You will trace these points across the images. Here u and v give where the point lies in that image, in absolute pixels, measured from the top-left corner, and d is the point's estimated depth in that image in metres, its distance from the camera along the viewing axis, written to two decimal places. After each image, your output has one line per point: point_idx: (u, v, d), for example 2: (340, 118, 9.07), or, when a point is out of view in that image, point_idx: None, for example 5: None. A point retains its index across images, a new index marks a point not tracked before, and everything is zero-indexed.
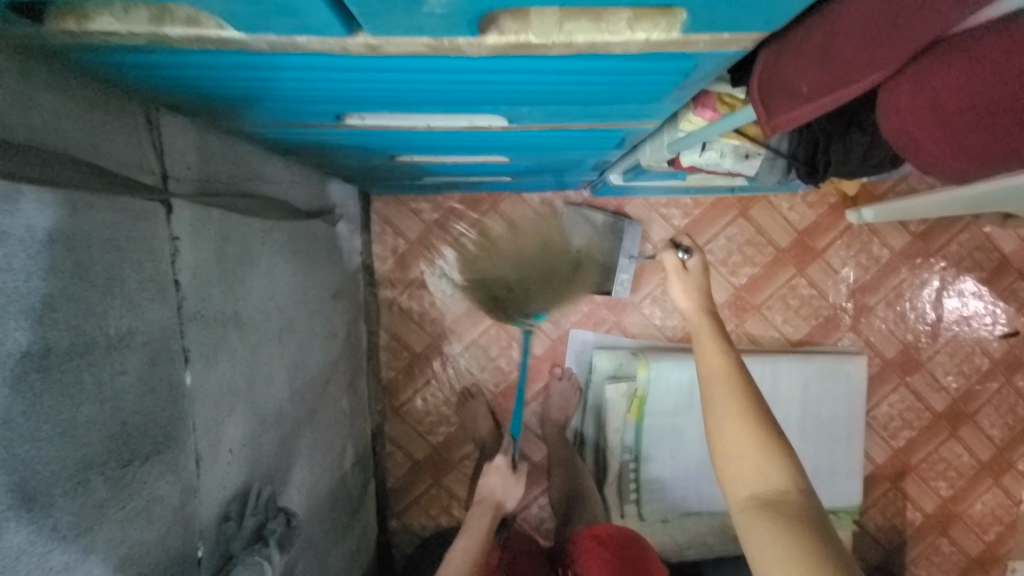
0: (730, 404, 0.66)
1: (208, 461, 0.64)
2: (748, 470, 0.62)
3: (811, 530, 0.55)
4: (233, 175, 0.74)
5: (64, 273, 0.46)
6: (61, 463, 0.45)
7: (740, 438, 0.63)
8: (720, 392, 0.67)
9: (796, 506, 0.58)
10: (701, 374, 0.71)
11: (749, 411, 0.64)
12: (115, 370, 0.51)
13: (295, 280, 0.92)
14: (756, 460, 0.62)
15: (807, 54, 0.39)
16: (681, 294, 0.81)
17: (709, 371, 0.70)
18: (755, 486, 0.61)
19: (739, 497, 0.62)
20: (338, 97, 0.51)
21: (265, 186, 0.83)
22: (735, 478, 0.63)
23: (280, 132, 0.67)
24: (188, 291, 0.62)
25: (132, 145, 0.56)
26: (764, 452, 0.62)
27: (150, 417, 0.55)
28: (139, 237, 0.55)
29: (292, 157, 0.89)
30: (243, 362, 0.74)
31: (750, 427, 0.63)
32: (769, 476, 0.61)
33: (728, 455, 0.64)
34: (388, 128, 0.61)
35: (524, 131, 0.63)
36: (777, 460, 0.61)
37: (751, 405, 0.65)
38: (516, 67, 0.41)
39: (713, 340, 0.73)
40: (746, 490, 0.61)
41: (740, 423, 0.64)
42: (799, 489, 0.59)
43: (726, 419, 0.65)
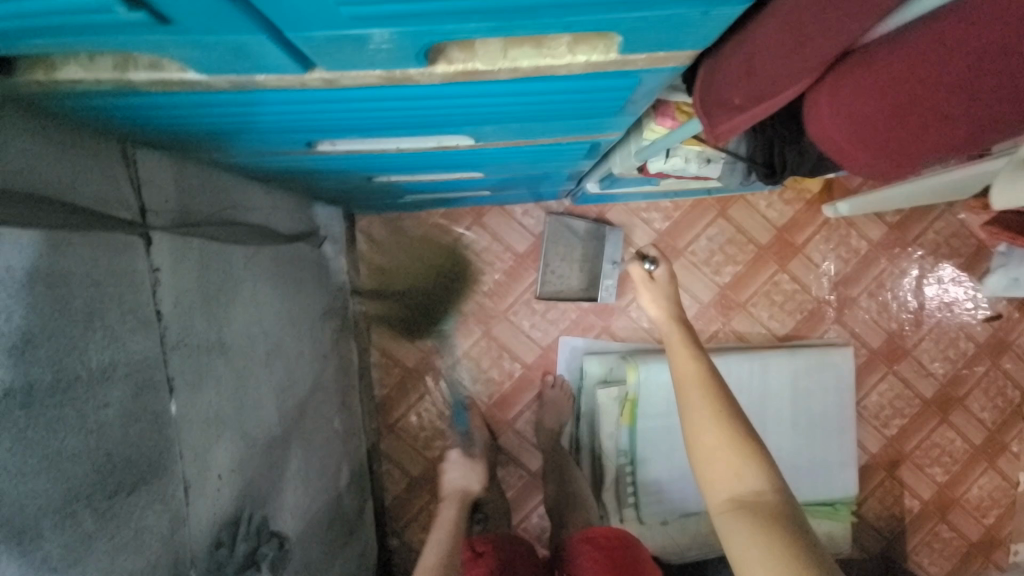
0: (705, 406, 0.68)
1: (197, 488, 0.65)
2: (724, 471, 0.63)
3: (787, 527, 0.56)
4: (213, 204, 0.76)
5: (44, 310, 0.47)
6: (47, 497, 0.46)
7: (715, 441, 0.65)
8: (694, 396, 0.69)
9: (771, 505, 0.59)
10: (676, 379, 0.73)
11: (721, 413, 0.66)
12: (99, 402, 0.52)
13: (281, 304, 0.94)
14: (732, 461, 0.63)
15: (736, 69, 0.42)
16: (649, 302, 0.89)
17: (684, 377, 0.72)
18: (732, 487, 0.62)
19: (717, 499, 0.63)
20: (306, 127, 0.53)
21: (246, 213, 0.85)
22: (713, 480, 0.64)
23: (256, 160, 0.69)
24: (170, 320, 0.64)
25: (109, 182, 0.57)
26: (739, 453, 0.63)
27: (136, 447, 0.56)
28: (118, 270, 0.56)
29: (272, 183, 0.91)
30: (230, 387, 0.75)
31: (723, 429, 0.65)
32: (744, 476, 0.62)
33: (705, 458, 0.65)
34: (359, 152, 0.63)
35: (493, 148, 0.65)
36: (751, 460, 0.63)
37: (724, 407, 0.67)
38: (469, 92, 0.43)
39: (686, 347, 0.75)
40: (723, 491, 0.62)
41: (713, 425, 0.66)
42: (774, 488, 0.61)
43: (700, 423, 0.67)
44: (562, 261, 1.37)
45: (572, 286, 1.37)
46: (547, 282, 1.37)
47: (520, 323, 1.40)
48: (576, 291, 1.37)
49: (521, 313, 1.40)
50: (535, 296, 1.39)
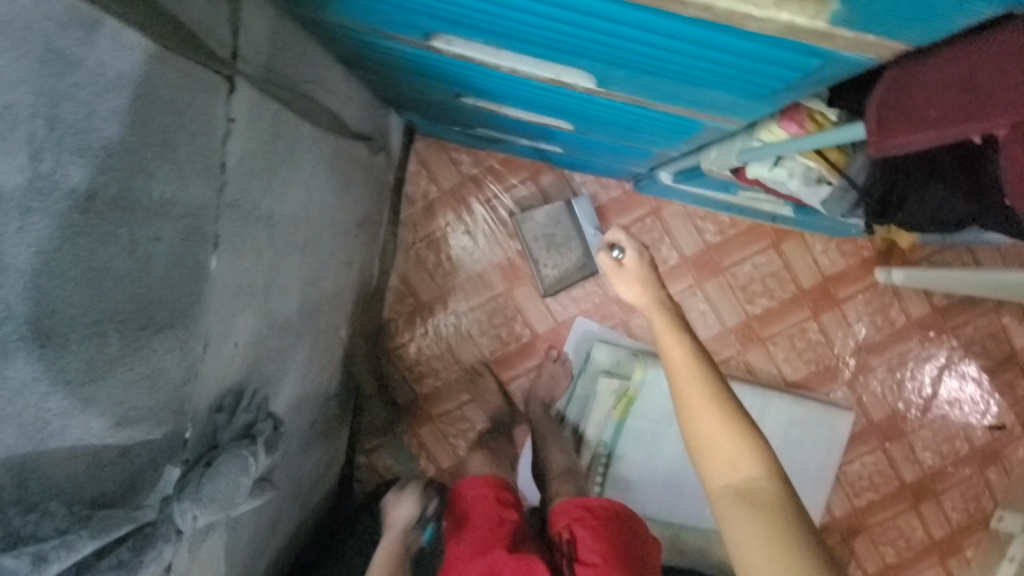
0: (698, 394, 0.67)
1: (213, 348, 0.64)
2: (721, 459, 0.64)
3: (786, 514, 0.59)
4: (298, 72, 0.72)
5: (123, 120, 0.44)
6: (82, 310, 0.44)
7: (714, 430, 0.65)
8: (687, 384, 0.69)
9: (767, 492, 0.61)
10: (666, 366, 0.72)
11: (715, 400, 0.66)
12: (151, 234, 0.50)
13: (329, 199, 0.91)
14: (729, 450, 0.64)
15: (945, 79, 0.43)
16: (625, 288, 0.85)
17: (674, 362, 0.71)
18: (730, 475, 0.63)
19: (714, 487, 0.64)
20: (438, 14, 0.48)
21: (323, 94, 0.81)
22: (710, 468, 0.65)
23: (358, 38, 0.65)
24: (232, 175, 0.61)
25: (211, 11, 0.53)
26: (735, 442, 0.64)
27: (171, 289, 0.54)
28: (200, 107, 0.54)
29: (355, 72, 0.86)
30: (266, 261, 0.73)
31: (719, 417, 0.65)
32: (741, 465, 0.63)
33: (702, 447, 0.66)
34: (473, 61, 0.58)
35: (606, 100, 0.61)
36: (744, 448, 0.64)
37: (715, 393, 0.67)
38: (638, 21, 0.39)
39: (673, 330, 0.74)
40: (720, 480, 0.64)
41: (707, 414, 0.66)
42: (767, 474, 0.62)
43: (699, 411, 0.67)
44: (547, 251, 1.34)
45: (571, 265, 1.34)
46: (543, 276, 1.35)
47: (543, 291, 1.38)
48: (577, 267, 1.34)
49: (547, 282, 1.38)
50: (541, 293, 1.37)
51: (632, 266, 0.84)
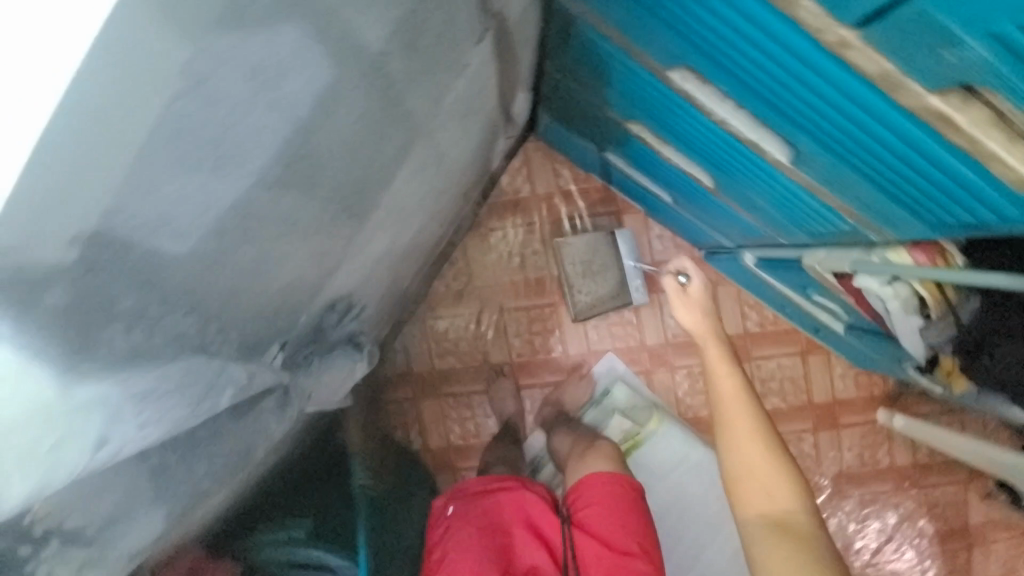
0: (745, 427, 0.79)
1: (359, 252, 0.67)
2: (758, 491, 0.75)
3: (816, 544, 0.70)
4: (517, 49, 0.78)
5: (434, 32, 0.49)
6: (333, 179, 0.48)
7: (757, 464, 0.76)
8: (735, 417, 0.79)
9: (799, 523, 0.72)
10: (716, 395, 0.83)
11: (759, 434, 0.77)
12: (392, 133, 0.54)
13: (468, 162, 0.96)
14: (768, 483, 0.75)
15: None
16: (683, 313, 0.94)
17: (723, 393, 0.82)
18: (767, 506, 0.74)
19: (749, 514, 0.75)
20: (709, 57, 0.55)
21: (515, 73, 0.87)
22: (748, 496, 0.75)
23: (589, 41, 0.71)
24: (446, 110, 0.66)
25: None
26: (773, 476, 0.75)
27: (373, 186, 0.58)
28: (465, 46, 0.59)
29: (540, 64, 0.93)
30: (418, 195, 0.77)
31: (761, 452, 0.76)
32: (776, 499, 0.74)
33: (742, 475, 0.77)
34: (693, 100, 0.66)
35: (780, 175, 0.70)
36: (782, 482, 0.75)
37: (758, 427, 0.78)
38: (899, 130, 0.47)
39: (724, 364, 0.85)
40: (757, 508, 0.74)
41: (753, 448, 0.77)
42: (800, 507, 0.73)
43: (746, 447, 0.77)
44: (585, 278, 1.37)
45: (603, 295, 1.38)
46: (576, 301, 1.38)
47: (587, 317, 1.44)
48: (607, 296, 1.38)
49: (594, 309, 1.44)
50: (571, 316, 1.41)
51: (696, 294, 0.95)
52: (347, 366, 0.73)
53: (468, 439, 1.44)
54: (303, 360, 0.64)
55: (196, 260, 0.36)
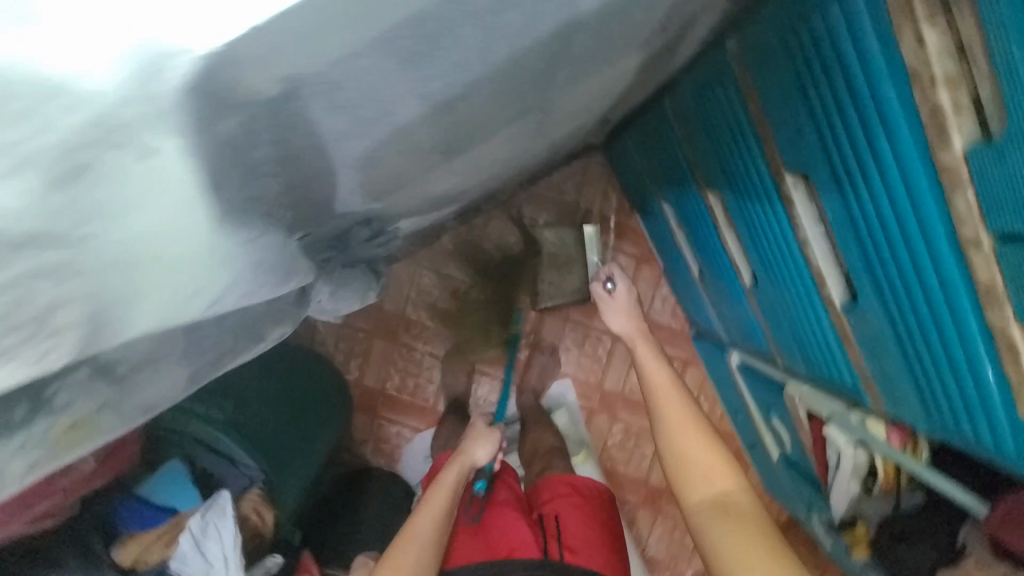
0: (680, 412, 0.76)
1: (421, 188, 0.65)
2: (698, 475, 0.71)
3: (759, 522, 0.66)
4: (651, 80, 0.77)
5: (617, 30, 0.47)
6: (459, 118, 0.45)
7: (696, 449, 0.73)
8: (667, 402, 0.77)
9: (739, 503, 0.68)
10: (648, 386, 0.80)
11: (693, 417, 0.75)
12: (524, 99, 0.52)
13: (546, 150, 0.94)
14: (705, 467, 0.72)
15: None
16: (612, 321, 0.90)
17: (657, 382, 0.80)
18: (707, 491, 0.70)
19: (691, 501, 0.70)
20: (833, 187, 0.57)
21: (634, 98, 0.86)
22: (689, 483, 0.72)
23: (722, 111, 0.72)
24: (569, 101, 0.64)
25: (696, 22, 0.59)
26: (710, 459, 0.72)
27: (475, 137, 0.56)
28: (622, 56, 0.58)
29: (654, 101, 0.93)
30: (495, 160, 0.75)
31: (696, 434, 0.74)
32: (713, 481, 0.70)
33: (681, 462, 0.73)
34: (789, 213, 0.68)
35: (819, 314, 0.73)
36: (719, 464, 0.72)
37: (691, 410, 0.76)
38: (962, 336, 0.51)
39: (656, 357, 0.82)
40: (698, 493, 0.70)
41: (689, 431, 0.74)
42: (739, 488, 0.70)
43: (685, 434, 0.74)
44: (553, 274, 1.37)
45: (566, 297, 1.38)
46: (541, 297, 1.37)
47: (564, 337, 1.46)
48: (569, 299, 1.38)
49: (573, 333, 1.46)
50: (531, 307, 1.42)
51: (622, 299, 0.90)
52: (353, 285, 0.70)
53: (403, 392, 1.43)
54: (323, 265, 0.60)
55: (306, 143, 0.33)
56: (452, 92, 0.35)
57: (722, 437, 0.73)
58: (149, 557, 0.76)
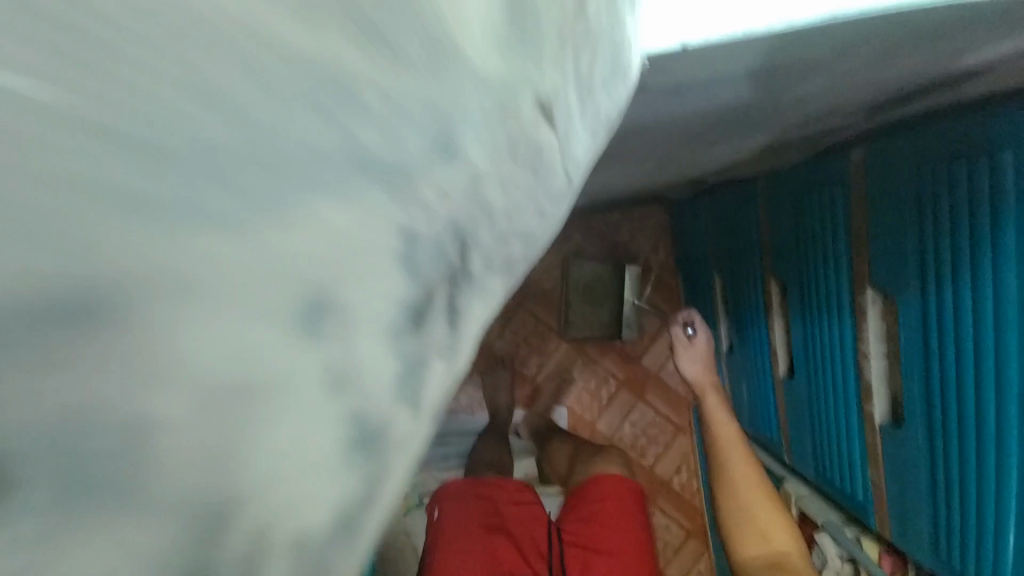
0: (742, 469, 0.78)
1: None
2: (754, 532, 0.75)
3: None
4: (757, 164, 0.82)
5: (777, 114, 0.51)
6: (624, 144, 0.47)
7: (756, 508, 0.76)
8: (730, 461, 0.79)
9: (794, 565, 0.71)
10: (713, 441, 0.83)
11: (754, 476, 0.77)
12: (672, 142, 0.54)
13: (629, 190, 0.97)
14: (762, 524, 0.75)
15: None
16: (687, 364, 0.92)
17: (721, 437, 0.82)
18: (762, 549, 0.73)
19: (745, 556, 0.74)
20: (916, 311, 0.60)
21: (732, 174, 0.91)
22: (744, 535, 0.75)
23: (819, 213, 0.76)
24: (688, 156, 0.68)
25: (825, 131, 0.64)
26: (767, 518, 0.75)
27: (611, 164, 0.58)
28: (752, 136, 0.62)
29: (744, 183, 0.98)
30: (595, 187, 0.78)
31: (757, 494, 0.76)
32: (767, 538, 0.74)
33: (737, 519, 0.76)
34: (854, 323, 0.71)
35: (851, 423, 0.75)
36: (776, 522, 0.75)
37: (754, 469, 0.78)
38: (998, 482, 0.53)
39: (723, 411, 0.85)
40: (750, 548, 0.74)
41: (749, 489, 0.77)
42: (794, 547, 0.72)
43: (747, 492, 0.77)
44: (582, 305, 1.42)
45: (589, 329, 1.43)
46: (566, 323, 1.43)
47: (572, 367, 1.47)
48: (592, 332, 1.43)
49: (582, 366, 1.48)
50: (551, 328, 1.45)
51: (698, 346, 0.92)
52: None
53: None
54: None
55: None
56: (643, 119, 0.37)
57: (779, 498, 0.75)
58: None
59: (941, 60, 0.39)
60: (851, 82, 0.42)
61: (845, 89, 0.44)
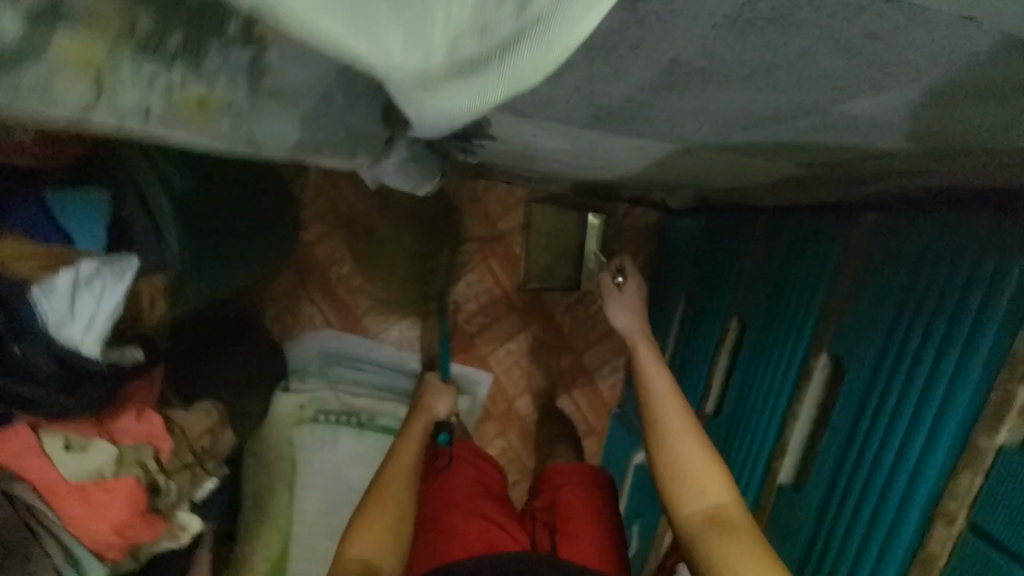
0: (679, 421, 0.66)
1: (545, 131, 0.60)
2: (692, 486, 0.63)
3: (758, 540, 0.58)
4: (767, 199, 0.79)
5: (822, 138, 0.46)
6: (660, 101, 0.41)
7: (692, 461, 0.64)
8: (665, 411, 0.67)
9: (736, 520, 0.60)
10: (642, 394, 0.69)
11: (690, 428, 0.66)
12: (705, 128, 0.49)
13: (634, 179, 0.93)
14: (700, 477, 0.63)
15: None
16: (616, 311, 0.79)
17: (652, 390, 0.69)
18: (700, 502, 0.62)
19: (685, 513, 0.62)
20: (861, 391, 0.61)
21: (740, 202, 0.88)
22: (681, 494, 0.63)
23: (804, 269, 0.75)
24: (711, 159, 0.63)
25: (847, 186, 0.61)
26: (706, 471, 0.63)
27: (635, 127, 0.52)
28: (779, 159, 0.58)
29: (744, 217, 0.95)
30: (607, 156, 0.72)
31: (695, 445, 0.64)
32: (707, 491, 0.62)
33: (674, 476, 0.64)
34: (798, 383, 0.71)
35: (756, 475, 0.76)
36: (713, 474, 0.63)
37: (688, 422, 0.66)
38: (871, 568, 0.56)
39: (654, 359, 0.72)
40: (691, 505, 0.62)
41: (685, 440, 0.65)
42: (735, 500, 0.62)
43: (681, 445, 0.65)
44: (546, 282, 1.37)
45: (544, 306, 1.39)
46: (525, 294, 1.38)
47: (514, 338, 1.44)
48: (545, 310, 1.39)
49: (524, 341, 1.44)
50: (508, 293, 1.41)
51: (631, 290, 0.82)
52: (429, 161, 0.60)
53: (341, 283, 1.38)
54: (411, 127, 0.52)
55: None
56: (686, 62, 0.31)
57: (712, 447, 0.65)
58: (13, 268, 0.60)
59: (989, 130, 0.36)
60: (904, 123, 0.38)
61: (890, 131, 0.40)
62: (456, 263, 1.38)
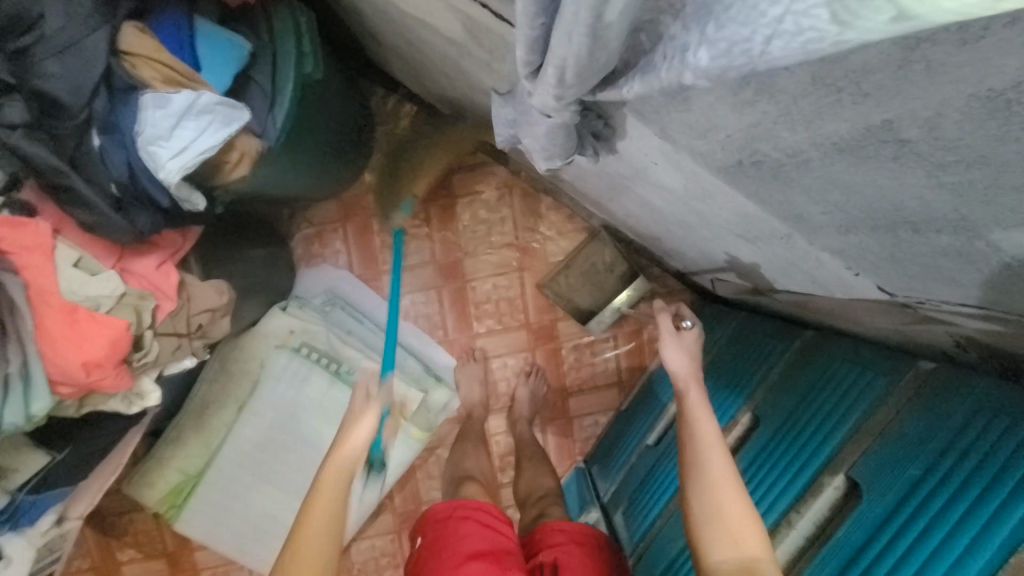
0: (721, 468, 0.66)
1: (673, 162, 0.62)
2: (726, 535, 0.62)
3: None
4: (821, 314, 0.81)
5: (938, 267, 0.48)
6: (826, 167, 0.43)
7: (729, 508, 0.63)
8: (707, 454, 0.67)
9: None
10: (685, 433, 0.70)
11: (732, 476, 0.65)
12: (836, 215, 0.51)
13: (703, 250, 0.95)
14: (736, 528, 0.62)
15: None
16: (675, 350, 0.81)
17: (696, 431, 0.69)
18: (732, 553, 0.61)
19: (712, 560, 0.62)
20: (871, 522, 0.61)
21: (789, 308, 0.90)
22: (712, 539, 0.63)
23: (838, 391, 0.76)
24: (806, 252, 0.65)
25: (914, 325, 0.63)
26: (743, 521, 0.62)
27: (769, 189, 0.54)
28: (870, 273, 0.59)
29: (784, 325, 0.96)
30: (705, 214, 0.75)
31: (734, 493, 0.64)
32: (740, 542, 0.62)
33: (707, 521, 0.63)
34: (802, 494, 0.71)
35: None
36: (750, 526, 0.62)
37: (731, 471, 0.66)
38: None
39: (702, 404, 0.72)
40: (721, 554, 0.62)
41: (724, 487, 0.64)
42: (769, 557, 0.61)
43: (720, 490, 0.64)
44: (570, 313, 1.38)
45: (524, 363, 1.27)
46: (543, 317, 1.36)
47: (515, 355, 1.42)
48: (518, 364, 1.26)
49: (523, 362, 1.42)
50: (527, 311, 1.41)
51: (688, 340, 0.83)
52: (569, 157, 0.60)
53: (378, 234, 1.38)
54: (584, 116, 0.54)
55: None
56: (897, 127, 0.33)
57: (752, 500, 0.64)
58: (138, 68, 0.68)
59: None
60: None
61: (1020, 275, 0.42)
62: (492, 262, 1.39)
